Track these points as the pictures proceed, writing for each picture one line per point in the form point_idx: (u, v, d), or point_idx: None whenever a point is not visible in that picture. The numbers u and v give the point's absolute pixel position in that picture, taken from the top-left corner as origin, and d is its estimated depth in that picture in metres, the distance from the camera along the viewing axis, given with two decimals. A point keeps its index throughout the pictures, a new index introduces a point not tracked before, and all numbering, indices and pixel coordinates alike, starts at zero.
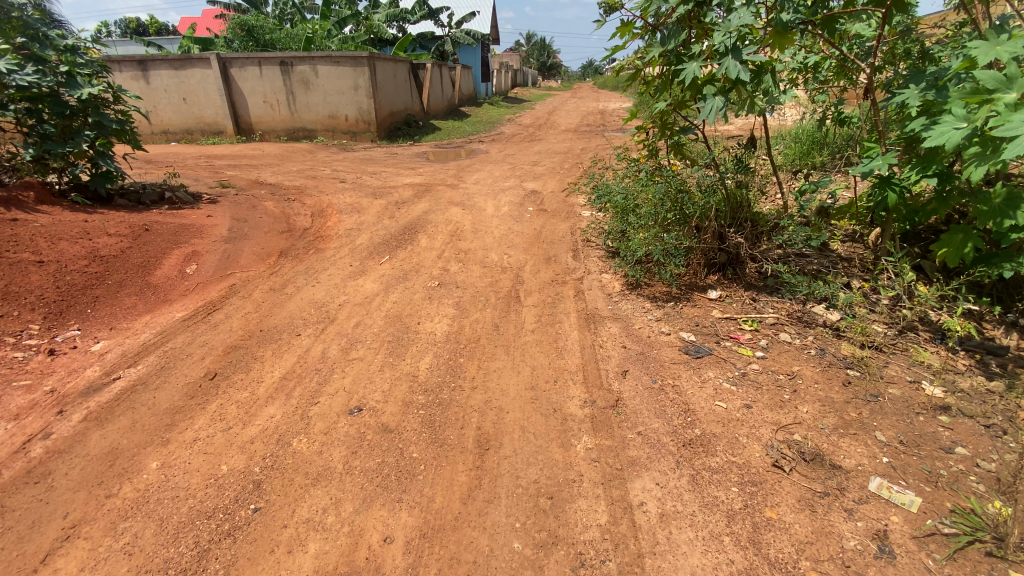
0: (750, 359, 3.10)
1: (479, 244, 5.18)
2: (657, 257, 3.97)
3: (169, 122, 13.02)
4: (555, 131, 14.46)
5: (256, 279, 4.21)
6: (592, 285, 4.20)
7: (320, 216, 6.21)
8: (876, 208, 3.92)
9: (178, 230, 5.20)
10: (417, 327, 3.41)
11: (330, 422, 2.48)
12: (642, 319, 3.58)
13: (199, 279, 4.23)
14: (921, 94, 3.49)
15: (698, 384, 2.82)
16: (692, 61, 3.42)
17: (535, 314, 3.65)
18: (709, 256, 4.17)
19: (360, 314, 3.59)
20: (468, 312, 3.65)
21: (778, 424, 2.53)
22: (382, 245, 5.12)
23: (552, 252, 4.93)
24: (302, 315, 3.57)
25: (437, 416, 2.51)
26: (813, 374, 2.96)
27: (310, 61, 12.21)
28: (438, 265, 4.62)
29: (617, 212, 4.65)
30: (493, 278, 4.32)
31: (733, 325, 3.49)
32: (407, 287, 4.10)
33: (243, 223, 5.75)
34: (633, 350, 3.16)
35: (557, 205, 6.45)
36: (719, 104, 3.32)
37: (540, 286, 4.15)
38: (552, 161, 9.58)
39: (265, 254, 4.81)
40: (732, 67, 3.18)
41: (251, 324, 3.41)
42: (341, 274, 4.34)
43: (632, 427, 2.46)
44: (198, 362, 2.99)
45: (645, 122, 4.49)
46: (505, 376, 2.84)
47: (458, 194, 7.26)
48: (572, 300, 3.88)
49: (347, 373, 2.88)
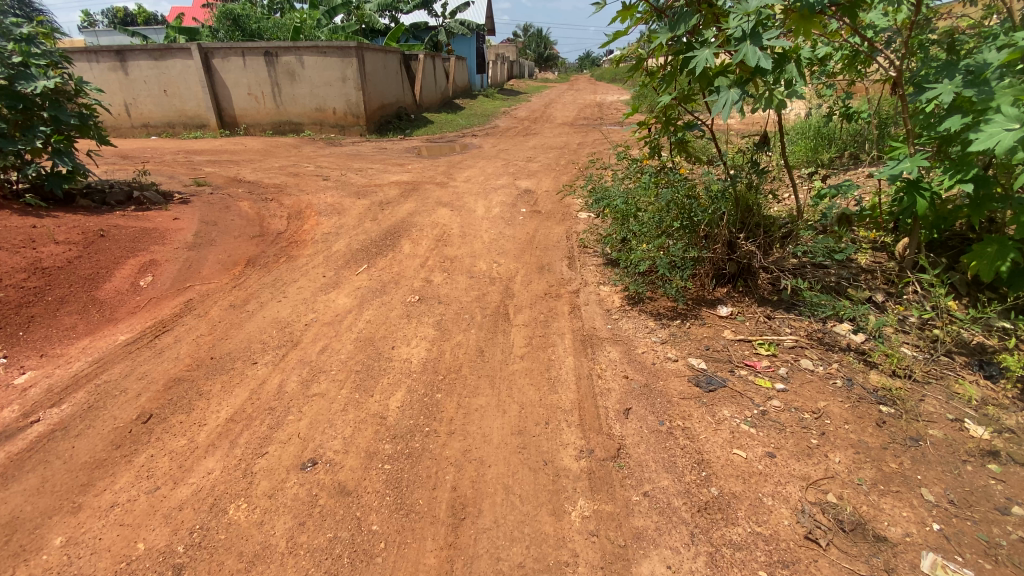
0: (767, 393, 2.71)
1: (466, 250, 4.78)
2: (662, 270, 3.56)
3: (149, 114, 12.51)
4: (552, 124, 13.96)
5: (217, 293, 3.80)
6: (589, 298, 3.80)
7: (297, 218, 5.77)
8: (903, 215, 3.52)
9: (137, 236, 4.77)
10: (391, 352, 3.01)
11: (277, 481, 2.09)
12: (646, 342, 3.18)
13: (153, 294, 3.82)
14: (956, 90, 3.06)
15: (712, 426, 2.43)
16: (703, 50, 3.01)
17: (525, 335, 3.25)
18: (716, 267, 3.79)
19: (328, 336, 3.18)
20: (451, 333, 3.25)
21: (808, 478, 2.15)
22: (361, 252, 4.71)
23: (546, 260, 4.52)
24: (261, 338, 3.16)
25: (404, 473, 2.11)
26: (842, 413, 2.57)
27: (295, 51, 11.69)
28: (421, 275, 4.21)
29: (617, 217, 4.24)
30: (480, 290, 3.92)
31: (747, 349, 3.10)
32: (384, 302, 3.69)
33: (211, 227, 5.31)
34: (636, 382, 2.76)
35: (552, 206, 6.03)
36: (734, 97, 2.90)
37: (532, 301, 3.75)
38: (547, 157, 9.15)
39: (231, 263, 4.39)
40: (750, 54, 2.76)
41: (200, 351, 3.01)
42: (312, 287, 3.93)
43: (636, 486, 2.08)
44: (131, 401, 2.60)
45: (648, 117, 4.07)
46: (488, 417, 2.44)
47: (447, 194, 6.83)
48: (566, 318, 3.49)
49: (304, 414, 2.48)
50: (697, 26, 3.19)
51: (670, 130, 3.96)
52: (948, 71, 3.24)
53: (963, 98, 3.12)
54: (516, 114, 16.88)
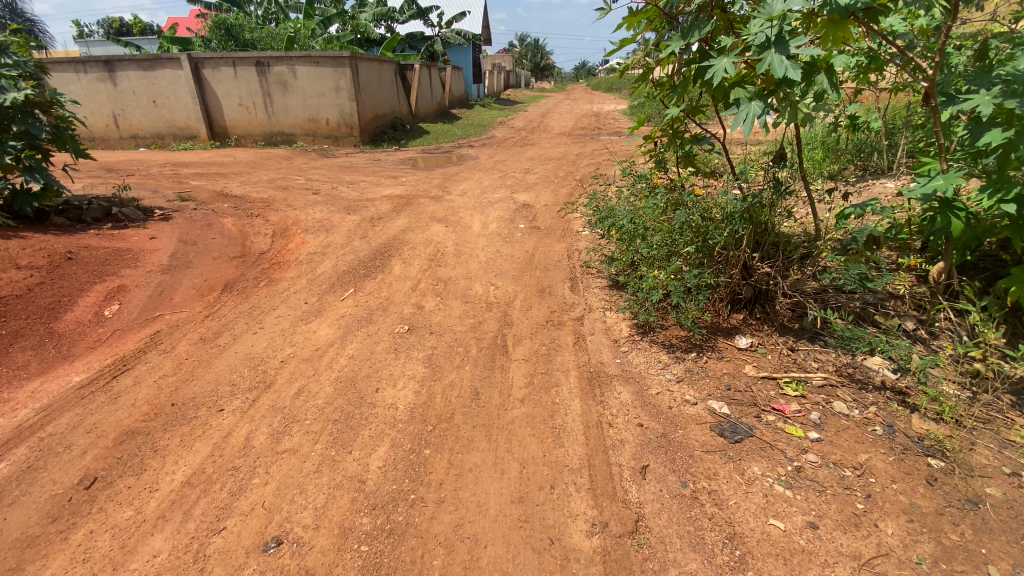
0: (801, 444, 2.38)
1: (461, 271, 4.47)
2: (676, 297, 3.25)
3: (138, 125, 12.22)
4: (549, 134, 13.71)
5: (187, 323, 3.48)
6: (594, 327, 3.49)
7: (282, 236, 5.45)
8: (933, 236, 3.20)
9: (107, 258, 4.44)
10: (374, 396, 2.67)
11: (234, 567, 1.77)
12: (659, 379, 2.86)
13: (118, 324, 3.49)
14: (995, 101, 2.74)
15: (742, 488, 2.12)
16: (720, 59, 2.73)
17: (525, 372, 2.91)
18: (732, 293, 3.49)
19: (305, 376, 2.86)
20: (442, 370, 2.91)
21: (858, 558, 1.84)
22: (348, 274, 4.39)
23: (547, 283, 4.20)
24: (230, 380, 2.83)
25: (384, 557, 1.79)
26: (886, 468, 2.26)
27: (288, 61, 11.44)
28: (411, 300, 3.88)
29: (623, 237, 3.94)
30: (476, 318, 3.59)
31: (772, 389, 2.78)
32: (370, 333, 3.36)
33: (190, 247, 4.99)
34: (652, 431, 2.43)
35: (552, 222, 5.72)
36: (757, 110, 2.61)
37: (532, 330, 3.43)
38: (546, 169, 8.87)
39: (206, 288, 4.07)
40: (776, 64, 2.48)
41: (160, 396, 2.68)
42: (291, 315, 3.60)
43: (659, 572, 1.77)
44: (75, 462, 2.27)
45: (655, 130, 3.78)
46: (484, 480, 2.12)
47: (442, 208, 6.52)
48: (571, 350, 3.16)
49: (271, 477, 2.15)
50: (711, 33, 2.91)
51: (678, 145, 3.67)
52: (981, 82, 2.93)
53: (1003, 109, 2.80)
54: (513, 123, 16.67)
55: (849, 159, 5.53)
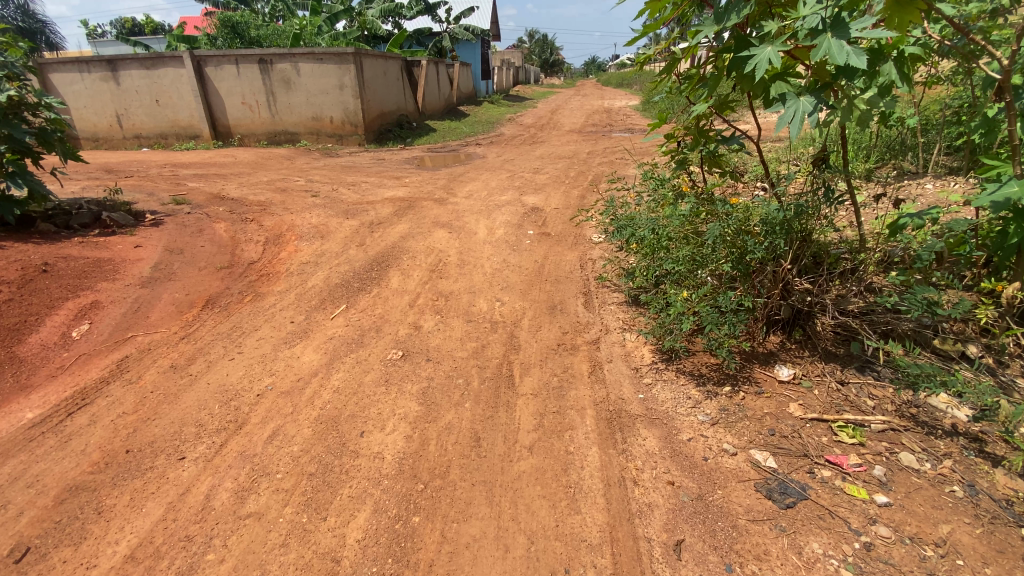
0: (867, 511, 1.98)
1: (465, 283, 4.09)
2: (707, 322, 2.83)
3: (141, 125, 11.98)
4: (560, 132, 13.29)
5: (160, 347, 3.14)
6: (611, 351, 3.09)
7: (274, 244, 5.10)
8: (1003, 250, 2.73)
9: (85, 270, 4.12)
10: (358, 443, 2.29)
11: None
12: (691, 421, 2.46)
13: (85, 347, 3.16)
14: None
15: (802, 574, 1.72)
16: (762, 47, 2.27)
17: (534, 411, 2.51)
18: (770, 314, 3.08)
19: (282, 415, 2.51)
20: (438, 408, 2.52)
21: None
22: (341, 287, 4.03)
23: (558, 298, 3.81)
24: (197, 419, 2.48)
25: None
26: (977, 546, 1.85)
27: (291, 58, 11.12)
28: (408, 319, 3.50)
29: (644, 248, 3.52)
30: (479, 339, 3.22)
31: (824, 436, 2.38)
32: (359, 359, 3.00)
33: (176, 256, 4.66)
34: (686, 492, 2.05)
35: (562, 228, 5.32)
36: (809, 106, 2.18)
37: (542, 355, 3.04)
38: (555, 169, 8.46)
39: (187, 304, 3.73)
40: (835, 51, 2.03)
41: (115, 441, 2.34)
42: (274, 338, 3.25)
43: None
44: (5, 527, 1.96)
45: (681, 127, 3.34)
46: (483, 561, 1.75)
47: (446, 212, 6.15)
48: (586, 382, 2.76)
49: (229, 553, 1.81)
50: (750, 16, 2.47)
51: (704, 144, 3.25)
52: None
53: None
54: (522, 121, 16.26)
55: (886, 159, 5.06)
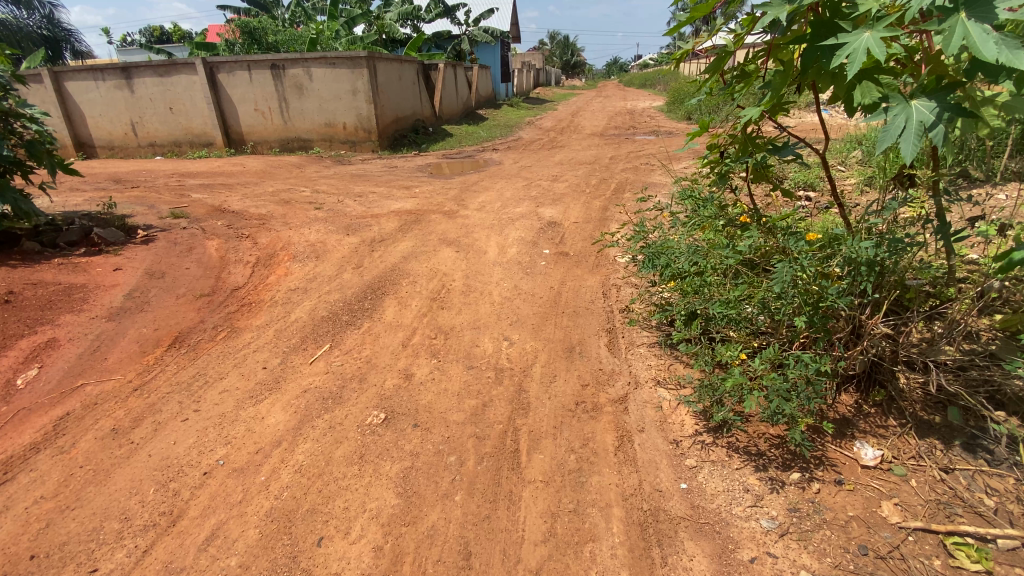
0: None
1: (468, 316, 3.56)
2: (767, 387, 2.18)
3: (155, 133, 11.80)
4: (580, 135, 12.69)
5: (108, 402, 2.69)
6: (642, 414, 2.50)
7: (264, 266, 4.65)
8: None
9: (50, 300, 3.73)
10: (313, 557, 1.78)
11: None
12: (750, 529, 1.87)
13: (26, 400, 2.74)
14: None
15: None
16: (857, 34, 1.65)
17: (543, 509, 1.95)
18: (845, 371, 2.41)
19: (227, 507, 2.00)
20: (421, 503, 1.98)
21: None
22: (328, 321, 3.53)
23: (576, 337, 3.23)
24: (125, 510, 2.02)
25: None
26: None
27: (303, 63, 10.77)
28: (398, 365, 2.97)
29: (683, 282, 2.90)
30: (479, 395, 2.65)
31: (935, 558, 1.75)
32: (334, 422, 2.47)
33: (155, 281, 4.24)
34: None
35: (582, 248, 4.74)
36: (931, 116, 1.55)
37: (556, 419, 2.47)
38: (575, 176, 7.87)
39: (153, 342, 3.28)
40: (977, 38, 1.40)
41: (19, 542, 1.92)
42: (240, 390, 2.75)
43: None
44: None
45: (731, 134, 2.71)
46: None
47: (454, 226, 5.63)
48: (611, 463, 2.18)
49: None
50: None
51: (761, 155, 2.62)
52: None
53: None
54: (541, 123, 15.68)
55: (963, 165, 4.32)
